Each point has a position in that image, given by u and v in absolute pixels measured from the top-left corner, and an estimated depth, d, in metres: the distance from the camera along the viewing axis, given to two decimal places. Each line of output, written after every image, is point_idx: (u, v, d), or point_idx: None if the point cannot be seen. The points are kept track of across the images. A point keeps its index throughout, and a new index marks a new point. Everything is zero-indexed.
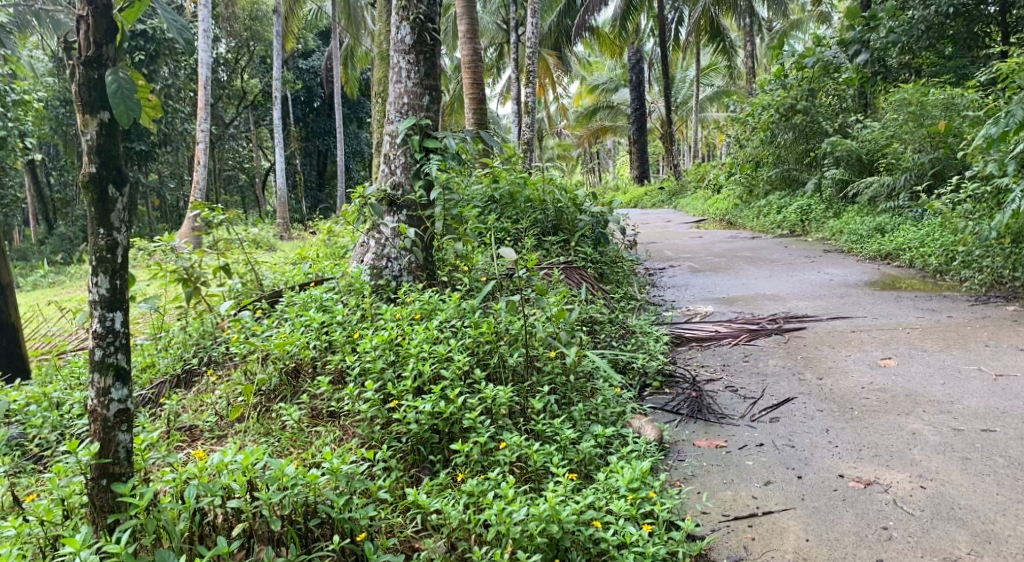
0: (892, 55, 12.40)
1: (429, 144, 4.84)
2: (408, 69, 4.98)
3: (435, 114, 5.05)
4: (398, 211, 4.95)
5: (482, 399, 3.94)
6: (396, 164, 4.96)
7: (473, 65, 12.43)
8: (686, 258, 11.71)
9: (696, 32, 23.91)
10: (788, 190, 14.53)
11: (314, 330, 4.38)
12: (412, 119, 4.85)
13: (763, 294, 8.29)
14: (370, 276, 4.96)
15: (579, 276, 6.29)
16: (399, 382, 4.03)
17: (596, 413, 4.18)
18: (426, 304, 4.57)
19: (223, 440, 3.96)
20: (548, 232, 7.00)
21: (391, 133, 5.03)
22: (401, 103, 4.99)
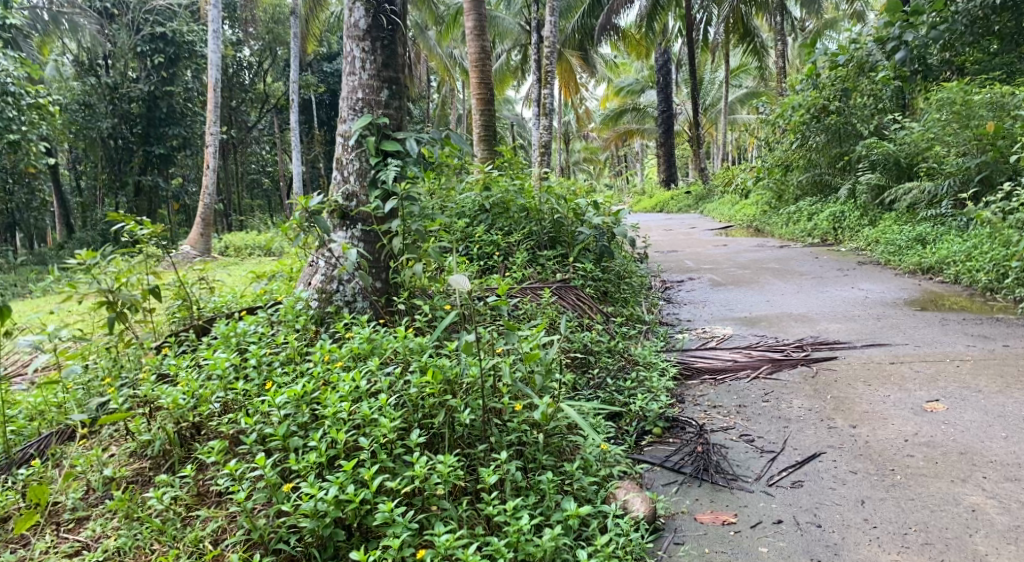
0: (933, 52, 11.49)
1: (386, 147, 4.17)
2: (362, 59, 4.33)
3: (396, 110, 4.40)
4: (352, 226, 4.31)
5: (408, 479, 3.34)
6: (350, 170, 4.33)
7: (480, 64, 11.72)
8: (709, 270, 10.86)
9: (727, 31, 22.95)
10: (820, 196, 13.63)
11: (219, 379, 3.81)
12: (366, 117, 4.21)
13: (789, 313, 7.46)
14: (318, 302, 4.30)
15: (574, 298, 5.57)
16: (304, 454, 3.46)
17: (574, 486, 3.54)
18: (364, 343, 3.93)
19: (80, 528, 3.62)
20: (544, 245, 6.25)
21: (345, 133, 4.40)
22: (355, 99, 4.34)
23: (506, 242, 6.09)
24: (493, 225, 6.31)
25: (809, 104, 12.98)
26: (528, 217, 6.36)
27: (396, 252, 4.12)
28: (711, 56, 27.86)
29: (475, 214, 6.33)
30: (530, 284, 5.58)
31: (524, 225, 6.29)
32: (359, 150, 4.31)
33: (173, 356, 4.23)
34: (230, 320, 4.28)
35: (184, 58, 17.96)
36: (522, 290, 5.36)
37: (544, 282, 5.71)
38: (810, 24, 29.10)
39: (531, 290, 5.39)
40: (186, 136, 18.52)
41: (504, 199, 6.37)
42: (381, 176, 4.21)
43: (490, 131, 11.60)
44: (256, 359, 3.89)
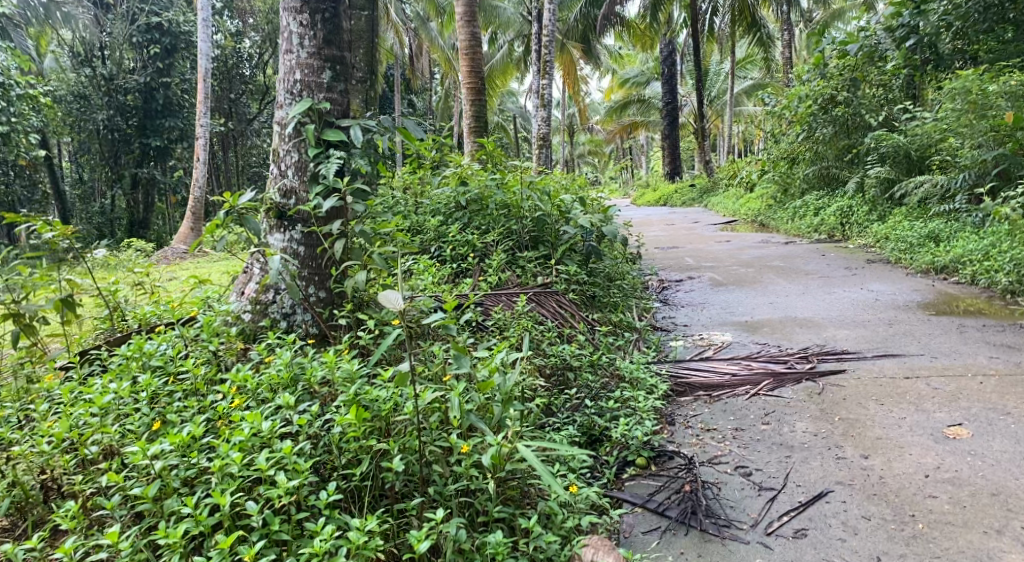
0: (945, 39, 10.92)
1: (329, 137, 3.77)
2: (301, 36, 3.96)
3: (340, 94, 4.02)
4: (289, 227, 3.90)
5: (305, 556, 2.89)
6: (287, 164, 3.92)
7: (470, 52, 11.18)
8: (710, 268, 10.31)
9: (732, 21, 22.37)
10: (826, 189, 13.05)
11: (95, 419, 3.36)
12: (305, 100, 3.80)
13: (793, 318, 6.93)
14: (250, 316, 3.97)
15: (553, 305, 5.05)
16: (177, 523, 3.03)
17: (533, 549, 3.11)
18: (283, 372, 3.51)
19: None
20: (523, 245, 5.71)
21: (281, 119, 4.00)
22: (292, 81, 3.96)
23: (483, 241, 5.57)
24: (470, 224, 5.78)
25: (817, 94, 12.44)
26: (508, 215, 5.84)
27: (337, 258, 3.75)
28: (716, 46, 27.26)
29: (450, 212, 5.84)
30: (505, 290, 5.06)
31: (503, 224, 5.77)
32: (298, 140, 3.91)
33: (68, 378, 3.80)
34: (140, 335, 3.89)
35: (181, 48, 17.35)
36: (489, 297, 4.81)
37: (521, 287, 5.20)
38: (818, 14, 28.50)
39: (504, 296, 4.86)
40: (184, 130, 17.80)
41: (484, 194, 5.86)
42: (322, 169, 3.75)
43: (480, 121, 11.02)
44: (148, 394, 3.47)
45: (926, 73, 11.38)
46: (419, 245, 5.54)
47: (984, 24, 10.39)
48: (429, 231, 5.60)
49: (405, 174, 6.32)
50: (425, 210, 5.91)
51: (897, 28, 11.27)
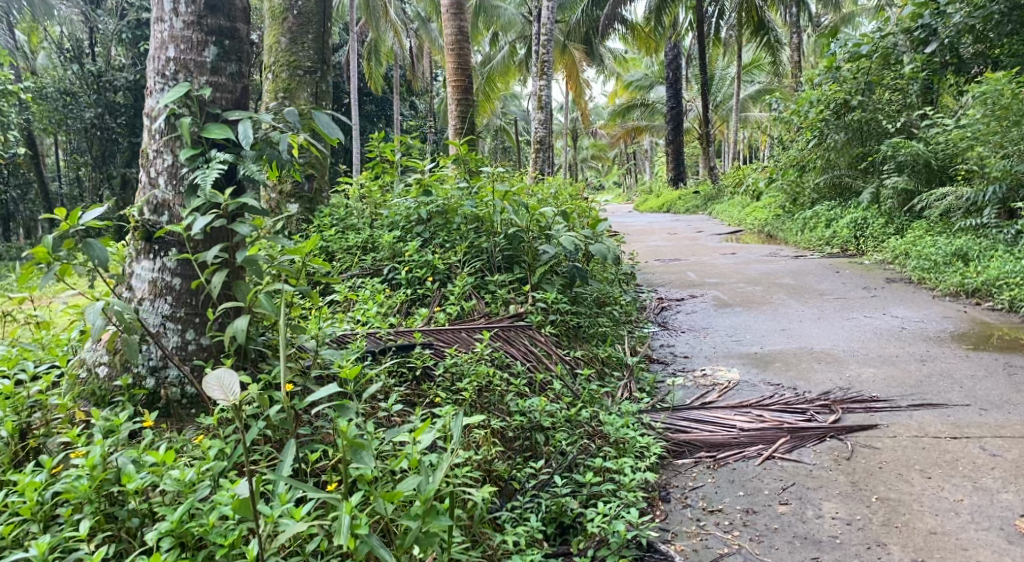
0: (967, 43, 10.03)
1: (209, 133, 3.03)
2: (176, 1, 3.22)
3: (228, 78, 3.26)
4: (158, 257, 3.19)
5: None
6: (158, 170, 3.20)
7: (457, 47, 10.28)
8: (713, 285, 9.44)
9: (740, 24, 21.56)
10: (838, 199, 12.19)
11: None
12: (181, 85, 3.05)
13: (808, 352, 6.07)
14: (105, 371, 3.19)
15: (523, 344, 4.16)
16: None
17: None
18: (80, 485, 2.70)
19: None
20: (496, 267, 4.83)
21: (152, 110, 3.24)
22: (165, 61, 3.20)
23: (446, 260, 4.70)
24: (433, 240, 4.90)
25: (830, 98, 11.61)
26: (480, 231, 4.98)
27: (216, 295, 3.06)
28: (722, 50, 26.47)
29: (410, 225, 4.99)
30: (465, 323, 4.19)
31: (471, 241, 4.90)
32: (170, 137, 3.17)
33: None
34: None
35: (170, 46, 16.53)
36: (425, 334, 3.87)
37: (488, 319, 4.33)
38: (827, 20, 27.74)
39: (456, 333, 3.95)
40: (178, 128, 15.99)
41: (452, 203, 5.01)
42: (198, 178, 3.03)
43: (468, 121, 10.22)
44: None
45: (946, 78, 10.57)
46: (372, 265, 4.68)
47: (1010, 26, 9.55)
48: (385, 248, 4.73)
49: (365, 182, 5.45)
50: (383, 224, 5.05)
51: (915, 30, 10.55)
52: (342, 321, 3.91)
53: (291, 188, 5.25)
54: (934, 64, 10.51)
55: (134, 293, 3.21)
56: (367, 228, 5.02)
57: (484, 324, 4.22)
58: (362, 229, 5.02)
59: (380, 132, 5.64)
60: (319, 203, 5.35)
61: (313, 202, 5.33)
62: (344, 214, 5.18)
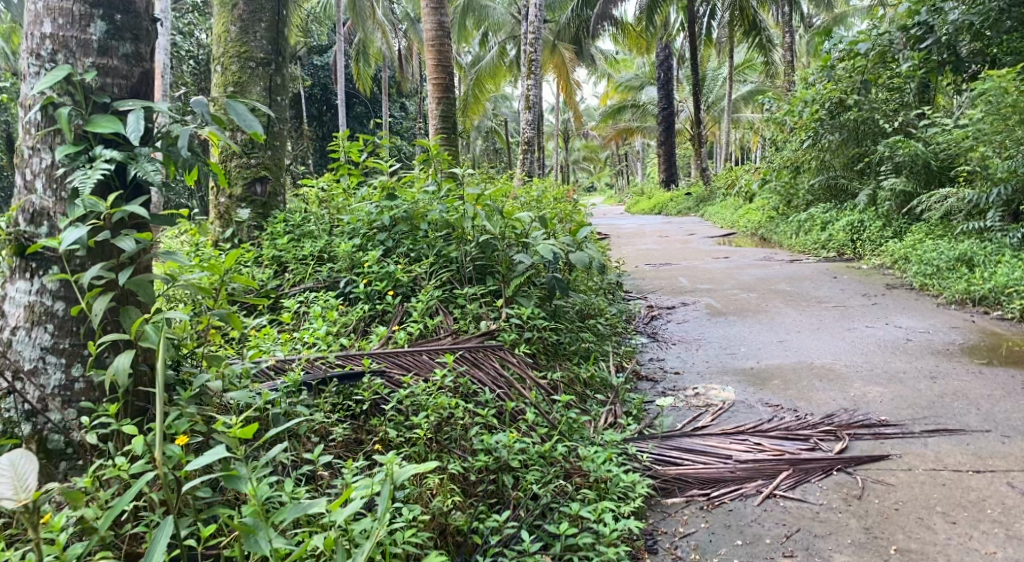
0: (965, 40, 9.55)
1: (95, 125, 2.69)
2: None
3: (121, 60, 2.87)
4: (35, 276, 2.78)
5: None
6: (35, 171, 2.80)
7: (437, 42, 9.80)
8: (706, 291, 9.00)
9: (731, 23, 21.15)
10: (833, 201, 11.76)
11: None
12: (63, 68, 2.70)
13: (808, 368, 5.64)
14: None
15: (492, 366, 3.70)
16: None
17: None
18: None
19: None
20: (466, 278, 4.38)
21: (27, 100, 2.83)
22: (42, 41, 2.81)
23: (410, 270, 4.24)
24: (397, 249, 4.43)
25: (825, 97, 11.17)
26: (450, 238, 4.53)
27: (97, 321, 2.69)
28: (714, 50, 26.07)
29: (371, 233, 4.52)
30: (427, 344, 3.71)
31: (440, 249, 4.44)
32: (49, 131, 2.78)
33: None
34: None
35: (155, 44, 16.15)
36: (376, 357, 3.40)
37: (455, 339, 3.85)
38: (819, 19, 27.37)
39: (413, 355, 3.48)
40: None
41: (419, 206, 4.55)
42: (76, 182, 2.67)
43: (450, 120, 9.72)
44: None
45: (941, 77, 10.15)
46: (327, 277, 4.21)
47: (1010, 22, 9.06)
48: (342, 256, 4.26)
49: (325, 184, 4.96)
50: (343, 230, 4.59)
51: (912, 27, 10.05)
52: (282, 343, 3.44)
53: (242, 190, 4.68)
54: (932, 62, 10.06)
55: (9, 318, 2.80)
56: (325, 235, 4.55)
57: (447, 343, 3.77)
58: (320, 236, 4.55)
59: (343, 130, 5.16)
60: (273, 207, 4.77)
61: (266, 208, 4.74)
62: (300, 220, 4.69)
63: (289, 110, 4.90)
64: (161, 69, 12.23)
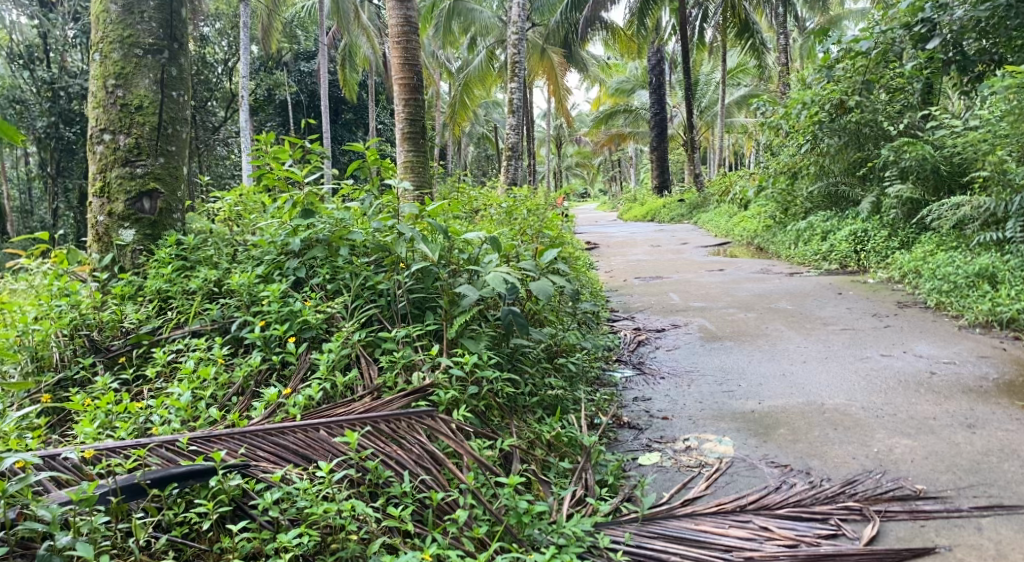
0: (971, 38, 8.71)
1: None
2: None
3: None
4: None
5: None
6: None
7: (402, 38, 8.79)
8: (698, 310, 8.15)
9: (723, 26, 20.27)
10: (833, 209, 10.92)
11: None
12: None
13: (818, 412, 4.80)
14: None
15: (415, 439, 2.81)
16: None
17: None
18: None
19: None
20: (398, 315, 3.49)
21: None
22: None
23: (323, 307, 3.36)
24: (310, 280, 3.54)
25: (824, 99, 10.33)
26: (379, 266, 3.64)
27: None
28: (706, 53, 25.35)
29: (283, 257, 3.64)
30: (331, 412, 2.85)
31: (366, 280, 3.55)
32: None
33: None
34: None
35: None
36: (247, 439, 2.64)
37: (372, 401, 2.98)
38: (815, 22, 26.50)
39: (304, 433, 2.70)
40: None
41: (342, 225, 3.67)
42: None
43: (418, 124, 8.88)
44: None
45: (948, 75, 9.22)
46: (219, 315, 3.32)
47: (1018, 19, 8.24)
48: (237, 290, 3.38)
49: (234, 199, 4.07)
50: (249, 256, 3.72)
51: (914, 25, 9.15)
52: (129, 433, 2.64)
53: (125, 206, 3.79)
54: (937, 61, 9.16)
55: None
56: (226, 263, 3.68)
57: (359, 408, 2.91)
58: (219, 264, 3.69)
59: (261, 133, 4.28)
60: (166, 225, 3.87)
61: (156, 227, 3.84)
62: (201, 246, 3.82)
63: (189, 108, 4.04)
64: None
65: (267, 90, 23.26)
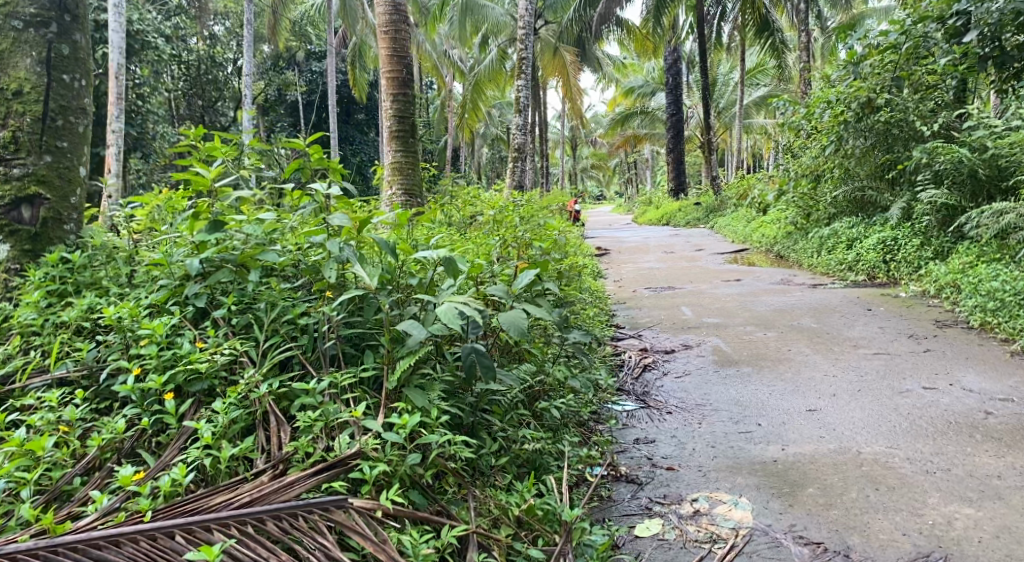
0: (1010, 32, 7.50)
1: None
2: None
3: None
4: None
5: None
6: None
7: (391, 29, 8.00)
8: (712, 328, 7.33)
9: (743, 26, 19.41)
10: (859, 215, 10.02)
11: None
12: None
13: (855, 460, 4.06)
14: None
15: (314, 545, 2.21)
16: None
17: None
18: None
19: None
20: (326, 357, 2.73)
21: None
22: None
23: (222, 349, 2.64)
24: (213, 311, 2.80)
25: (850, 97, 9.47)
26: (306, 294, 2.92)
27: None
28: (724, 54, 24.54)
29: (184, 282, 2.89)
30: (197, 511, 2.24)
31: (285, 312, 2.81)
32: None
33: None
34: None
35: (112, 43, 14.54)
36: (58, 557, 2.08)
37: (260, 486, 2.34)
38: (838, 21, 25.60)
39: (152, 541, 2.14)
40: (137, 138, 14.13)
41: (266, 240, 2.96)
42: None
43: (408, 121, 8.03)
44: None
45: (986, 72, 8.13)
46: (89, 356, 2.68)
47: None
48: (115, 326, 2.71)
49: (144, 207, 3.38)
50: (148, 281, 3.00)
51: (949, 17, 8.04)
52: None
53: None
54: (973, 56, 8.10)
55: None
56: (121, 290, 2.99)
57: (249, 492, 2.31)
58: (111, 291, 3.00)
59: (191, 129, 3.60)
60: (50, 240, 3.40)
61: (38, 241, 3.38)
62: (90, 266, 3.11)
63: (89, 93, 3.60)
64: (117, 69, 10.86)
65: (278, 90, 22.64)
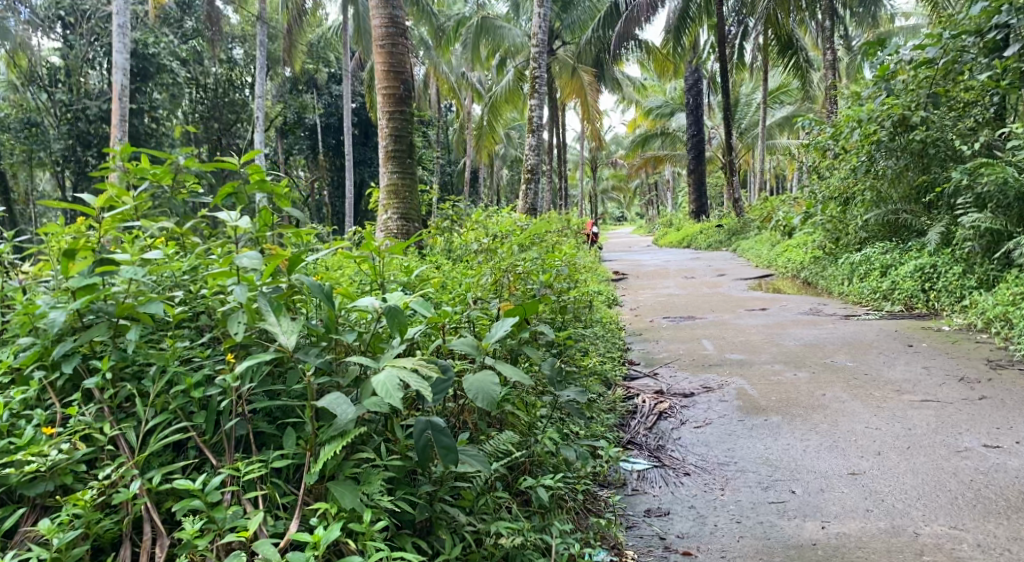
0: None
1: None
2: None
3: None
4: None
5: None
6: None
7: (388, 42, 7.35)
8: (735, 365, 6.60)
9: (765, 48, 18.74)
10: (892, 239, 9.21)
11: None
12: None
13: (914, 550, 3.36)
14: None
15: None
16: None
17: None
18: None
19: None
20: (228, 443, 2.40)
21: None
22: None
23: (84, 441, 2.34)
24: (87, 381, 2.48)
25: (883, 115, 8.72)
26: (215, 351, 2.57)
27: None
28: (746, 75, 23.84)
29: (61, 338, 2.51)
30: None
31: (174, 383, 2.47)
32: None
33: None
34: None
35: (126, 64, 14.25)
36: None
37: None
38: (863, 41, 24.83)
39: None
40: None
41: (159, 289, 2.63)
42: None
43: (405, 141, 7.37)
44: None
45: None
46: None
47: None
48: None
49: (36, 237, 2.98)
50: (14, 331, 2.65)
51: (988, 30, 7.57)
52: None
53: None
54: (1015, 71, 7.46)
55: None
56: None
57: None
58: None
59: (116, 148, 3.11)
60: None
61: None
62: None
63: None
64: (121, 92, 10.39)
65: (296, 113, 22.25)
